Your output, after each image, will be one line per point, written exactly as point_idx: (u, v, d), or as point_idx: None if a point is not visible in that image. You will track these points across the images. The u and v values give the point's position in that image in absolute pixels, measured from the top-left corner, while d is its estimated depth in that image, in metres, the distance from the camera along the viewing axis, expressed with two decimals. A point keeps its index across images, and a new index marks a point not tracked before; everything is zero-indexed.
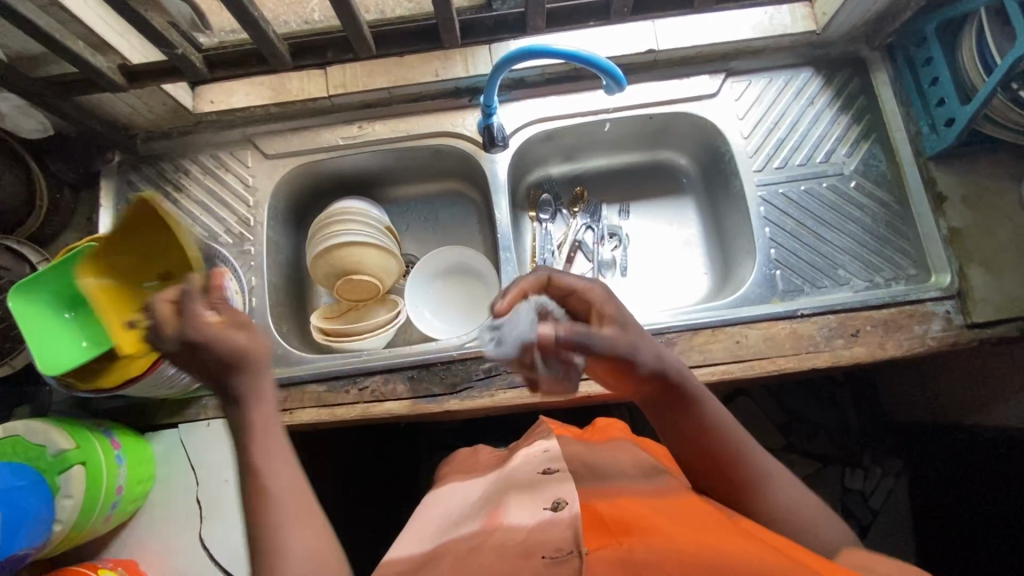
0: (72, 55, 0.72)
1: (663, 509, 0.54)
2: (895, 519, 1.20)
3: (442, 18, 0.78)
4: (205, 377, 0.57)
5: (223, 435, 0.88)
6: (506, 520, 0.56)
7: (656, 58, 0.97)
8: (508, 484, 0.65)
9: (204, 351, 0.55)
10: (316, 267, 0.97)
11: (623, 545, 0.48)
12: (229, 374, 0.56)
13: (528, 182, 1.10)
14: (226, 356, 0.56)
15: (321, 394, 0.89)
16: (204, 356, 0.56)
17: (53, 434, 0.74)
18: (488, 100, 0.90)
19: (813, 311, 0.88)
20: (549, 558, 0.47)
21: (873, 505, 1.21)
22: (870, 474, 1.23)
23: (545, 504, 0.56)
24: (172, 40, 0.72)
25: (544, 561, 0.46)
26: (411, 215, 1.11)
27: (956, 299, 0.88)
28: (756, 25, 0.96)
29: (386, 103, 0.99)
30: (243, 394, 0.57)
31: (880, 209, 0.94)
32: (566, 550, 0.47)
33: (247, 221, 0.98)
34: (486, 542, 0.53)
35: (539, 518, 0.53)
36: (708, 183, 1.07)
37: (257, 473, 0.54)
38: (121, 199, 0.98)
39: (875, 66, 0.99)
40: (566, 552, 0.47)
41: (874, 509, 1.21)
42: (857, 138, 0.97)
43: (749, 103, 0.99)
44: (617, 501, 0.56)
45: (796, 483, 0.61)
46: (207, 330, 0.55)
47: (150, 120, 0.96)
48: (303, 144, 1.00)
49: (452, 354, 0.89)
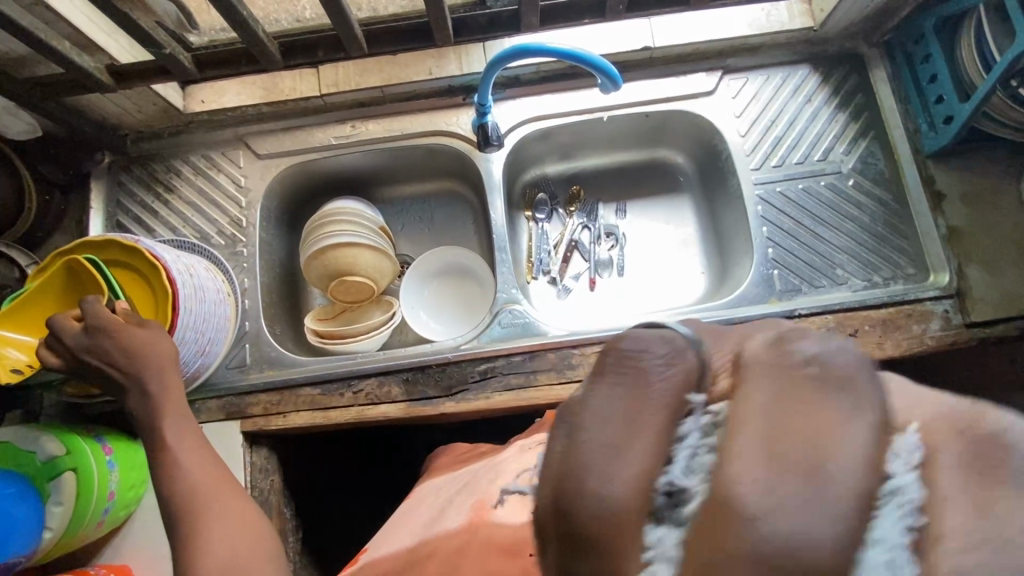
0: (58, 56, 0.71)
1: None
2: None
3: (434, 16, 0.77)
4: (114, 365, 0.71)
5: (216, 439, 0.87)
6: (491, 518, 0.68)
7: (653, 55, 0.96)
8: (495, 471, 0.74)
9: (110, 338, 0.70)
10: (310, 269, 0.96)
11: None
12: (133, 368, 0.70)
13: (524, 182, 1.09)
14: (127, 346, 0.70)
15: (316, 396, 0.88)
16: (113, 346, 0.70)
17: (45, 439, 0.74)
18: (482, 100, 0.89)
19: (810, 311, 0.88)
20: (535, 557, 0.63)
21: None
22: None
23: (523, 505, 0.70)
24: (160, 39, 0.70)
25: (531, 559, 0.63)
26: (406, 215, 1.10)
27: (955, 298, 0.87)
28: (753, 22, 0.95)
29: (379, 102, 0.98)
30: (146, 384, 0.71)
31: (878, 207, 0.93)
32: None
33: (240, 223, 0.97)
34: (474, 540, 0.66)
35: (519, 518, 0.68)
36: (705, 181, 1.06)
37: (183, 478, 0.69)
38: (112, 200, 0.97)
39: (874, 62, 0.97)
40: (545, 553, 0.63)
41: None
42: (855, 136, 0.96)
43: (746, 101, 0.98)
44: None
45: None
46: (110, 322, 0.70)
47: (140, 120, 0.95)
48: (296, 144, 0.99)
49: (448, 357, 0.88)
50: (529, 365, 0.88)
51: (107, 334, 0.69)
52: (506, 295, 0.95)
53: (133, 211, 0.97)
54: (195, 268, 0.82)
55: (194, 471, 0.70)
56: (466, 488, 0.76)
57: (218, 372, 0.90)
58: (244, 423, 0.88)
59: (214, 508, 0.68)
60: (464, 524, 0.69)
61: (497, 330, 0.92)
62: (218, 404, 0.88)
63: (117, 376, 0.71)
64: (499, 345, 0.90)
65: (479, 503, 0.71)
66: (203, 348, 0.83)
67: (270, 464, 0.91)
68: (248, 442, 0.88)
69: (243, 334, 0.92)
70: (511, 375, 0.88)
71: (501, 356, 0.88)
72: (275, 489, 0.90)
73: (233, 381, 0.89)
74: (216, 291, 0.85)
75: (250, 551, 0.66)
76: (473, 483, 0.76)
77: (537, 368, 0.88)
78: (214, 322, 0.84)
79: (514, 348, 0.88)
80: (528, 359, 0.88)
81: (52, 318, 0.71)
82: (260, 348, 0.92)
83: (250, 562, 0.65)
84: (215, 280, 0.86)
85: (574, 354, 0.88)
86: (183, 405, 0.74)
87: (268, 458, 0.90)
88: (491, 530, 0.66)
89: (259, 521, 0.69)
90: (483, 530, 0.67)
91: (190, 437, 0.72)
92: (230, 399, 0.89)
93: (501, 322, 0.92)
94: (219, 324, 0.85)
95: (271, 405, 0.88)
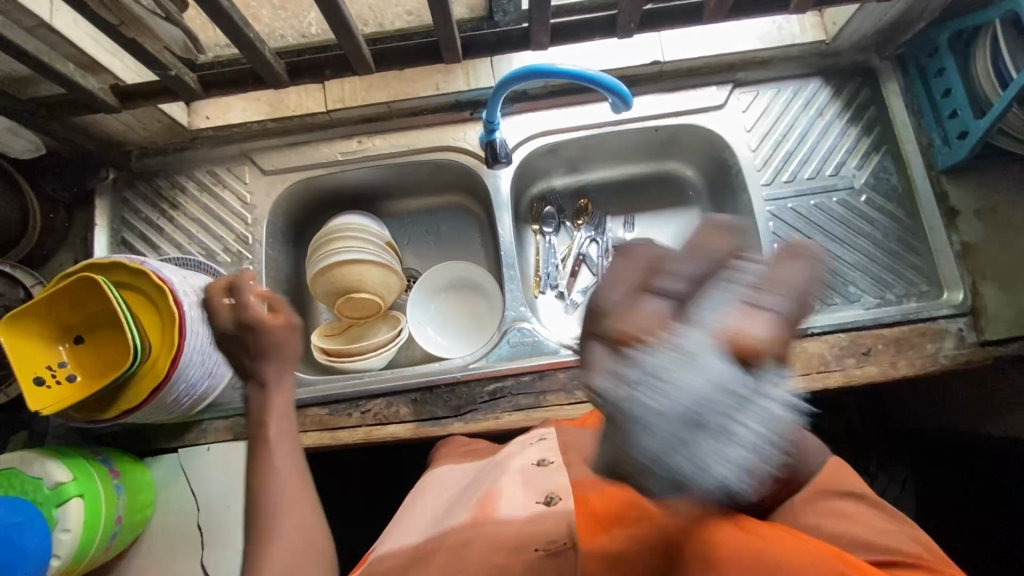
0: (62, 78, 0.70)
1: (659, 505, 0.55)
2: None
3: (443, 35, 0.76)
4: (245, 357, 0.68)
5: (223, 460, 0.86)
6: (496, 514, 0.63)
7: (662, 69, 0.95)
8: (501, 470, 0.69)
9: (253, 334, 0.67)
10: (317, 286, 0.95)
11: (604, 535, 0.57)
12: (260, 363, 0.68)
13: (531, 195, 1.08)
14: (272, 343, 0.68)
15: (323, 417, 0.88)
16: (251, 341, 0.68)
17: (52, 466, 0.73)
18: (491, 117, 0.88)
19: (824, 330, 0.87)
20: (541, 551, 0.59)
21: None
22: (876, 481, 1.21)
23: (534, 499, 0.64)
24: (165, 61, 0.68)
25: (538, 553, 0.59)
26: (412, 228, 1.09)
27: (969, 316, 0.86)
28: (763, 35, 0.94)
29: (387, 118, 0.97)
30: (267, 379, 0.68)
31: (891, 224, 0.92)
32: (558, 544, 0.59)
33: (246, 240, 0.96)
34: (478, 538, 0.61)
35: (529, 514, 0.63)
36: (715, 194, 1.05)
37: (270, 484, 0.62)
38: (117, 217, 0.96)
39: (887, 75, 0.96)
40: (557, 546, 0.59)
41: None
42: (867, 150, 0.95)
43: (757, 115, 0.97)
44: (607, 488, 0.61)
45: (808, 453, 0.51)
46: (260, 320, 0.68)
47: (145, 136, 0.94)
48: (302, 159, 0.98)
49: (456, 376, 0.88)
50: (538, 385, 0.87)
51: (252, 331, 0.68)
52: (514, 313, 0.94)
53: (138, 228, 0.96)
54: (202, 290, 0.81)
55: (287, 474, 0.64)
56: (468, 489, 0.71)
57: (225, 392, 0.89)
58: None
59: (287, 519, 0.60)
60: (468, 520, 0.64)
61: (505, 348, 0.91)
62: (226, 424, 0.88)
63: (246, 368, 0.68)
64: (507, 363, 0.89)
65: (484, 497, 0.66)
66: (210, 370, 0.82)
67: None
68: None
69: None
70: (521, 395, 0.87)
71: (509, 376, 0.87)
72: None
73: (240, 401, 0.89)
74: None
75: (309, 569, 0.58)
76: (478, 481, 0.71)
77: (546, 388, 0.87)
78: None
79: (523, 368, 0.87)
80: (536, 380, 0.87)
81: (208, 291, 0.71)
82: None
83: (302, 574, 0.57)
84: None
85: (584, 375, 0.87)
86: (290, 413, 0.69)
87: None
88: (496, 528, 0.62)
89: (321, 541, 0.61)
90: (487, 527, 0.62)
91: (283, 434, 0.66)
92: (238, 419, 0.88)
93: (510, 340, 0.91)
94: None
95: None
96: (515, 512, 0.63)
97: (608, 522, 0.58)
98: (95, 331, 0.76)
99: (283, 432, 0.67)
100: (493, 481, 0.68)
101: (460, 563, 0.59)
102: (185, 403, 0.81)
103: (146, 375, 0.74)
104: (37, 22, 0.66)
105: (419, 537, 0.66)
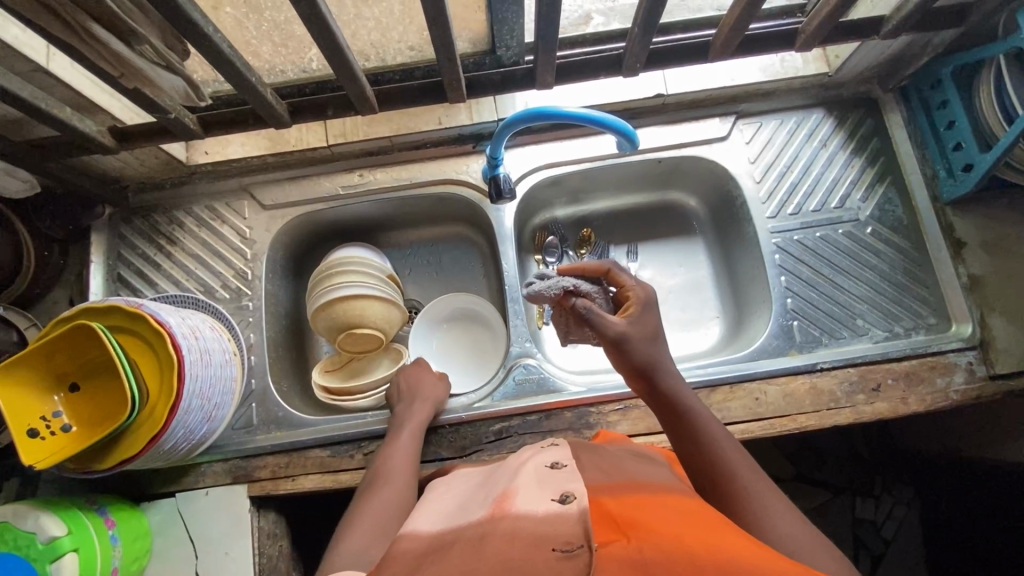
0: (58, 122, 0.68)
1: (684, 516, 0.48)
2: (908, 549, 1.16)
3: (448, 76, 0.75)
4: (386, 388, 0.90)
5: (221, 504, 0.84)
6: (515, 508, 0.49)
7: (665, 102, 0.95)
8: (514, 473, 0.60)
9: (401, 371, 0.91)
10: (317, 321, 0.91)
11: (632, 543, 0.43)
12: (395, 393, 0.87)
13: (533, 225, 1.07)
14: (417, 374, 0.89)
15: (325, 459, 0.86)
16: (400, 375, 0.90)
17: (45, 519, 0.71)
18: (494, 152, 0.87)
19: (832, 365, 0.86)
20: (560, 552, 0.41)
21: (886, 535, 1.16)
22: (881, 502, 1.19)
23: (551, 495, 0.51)
24: (165, 104, 0.66)
25: (555, 554, 0.41)
26: (414, 259, 1.07)
27: (978, 349, 0.86)
28: (767, 67, 0.94)
29: (388, 151, 0.96)
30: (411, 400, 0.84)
31: (897, 256, 0.92)
32: (577, 545, 0.42)
33: (245, 275, 0.94)
34: (495, 531, 0.47)
35: (547, 509, 0.48)
36: (719, 225, 1.04)
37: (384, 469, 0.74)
38: (113, 253, 0.95)
39: (889, 107, 0.96)
40: (577, 546, 0.42)
41: (886, 539, 1.16)
42: (872, 181, 0.95)
43: (760, 146, 0.96)
44: (626, 498, 0.51)
45: (802, 522, 0.55)
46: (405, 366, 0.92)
47: (142, 172, 0.93)
48: (303, 194, 0.96)
49: (461, 416, 0.86)
50: (545, 424, 0.86)
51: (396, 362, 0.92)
52: (520, 348, 0.92)
53: (134, 264, 0.94)
54: (200, 330, 0.78)
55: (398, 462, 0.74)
56: (474, 494, 0.61)
57: (224, 434, 0.87)
58: (252, 487, 0.85)
59: (380, 502, 0.66)
60: (482, 518, 0.50)
61: (509, 387, 0.89)
62: (225, 467, 0.86)
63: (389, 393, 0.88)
64: (512, 403, 0.87)
65: (501, 496, 0.53)
66: (209, 413, 0.80)
67: (277, 529, 0.89)
68: (256, 507, 0.85)
69: (249, 393, 0.90)
70: (527, 434, 0.85)
71: (515, 415, 0.86)
72: (283, 555, 0.89)
73: (239, 443, 0.87)
74: (221, 352, 0.82)
75: (378, 536, 0.60)
76: (487, 488, 0.60)
77: (552, 427, 0.85)
78: (220, 386, 0.81)
79: (529, 407, 0.86)
80: (543, 419, 0.86)
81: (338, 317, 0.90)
82: (266, 407, 0.89)
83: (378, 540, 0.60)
84: (220, 339, 0.82)
85: (591, 413, 0.85)
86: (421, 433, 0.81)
87: (275, 523, 0.88)
88: (514, 521, 0.47)
89: (396, 525, 0.64)
90: (506, 521, 0.47)
91: (413, 444, 0.78)
92: (237, 461, 0.86)
93: (514, 378, 0.90)
94: (225, 387, 0.82)
95: (280, 469, 0.86)
96: (534, 507, 0.49)
97: (638, 529, 0.45)
98: (88, 378, 0.73)
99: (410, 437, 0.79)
100: (506, 482, 0.58)
101: (471, 560, 0.43)
102: (183, 448, 0.79)
103: (141, 424, 0.72)
104: (34, 67, 0.65)
105: (424, 531, 0.52)
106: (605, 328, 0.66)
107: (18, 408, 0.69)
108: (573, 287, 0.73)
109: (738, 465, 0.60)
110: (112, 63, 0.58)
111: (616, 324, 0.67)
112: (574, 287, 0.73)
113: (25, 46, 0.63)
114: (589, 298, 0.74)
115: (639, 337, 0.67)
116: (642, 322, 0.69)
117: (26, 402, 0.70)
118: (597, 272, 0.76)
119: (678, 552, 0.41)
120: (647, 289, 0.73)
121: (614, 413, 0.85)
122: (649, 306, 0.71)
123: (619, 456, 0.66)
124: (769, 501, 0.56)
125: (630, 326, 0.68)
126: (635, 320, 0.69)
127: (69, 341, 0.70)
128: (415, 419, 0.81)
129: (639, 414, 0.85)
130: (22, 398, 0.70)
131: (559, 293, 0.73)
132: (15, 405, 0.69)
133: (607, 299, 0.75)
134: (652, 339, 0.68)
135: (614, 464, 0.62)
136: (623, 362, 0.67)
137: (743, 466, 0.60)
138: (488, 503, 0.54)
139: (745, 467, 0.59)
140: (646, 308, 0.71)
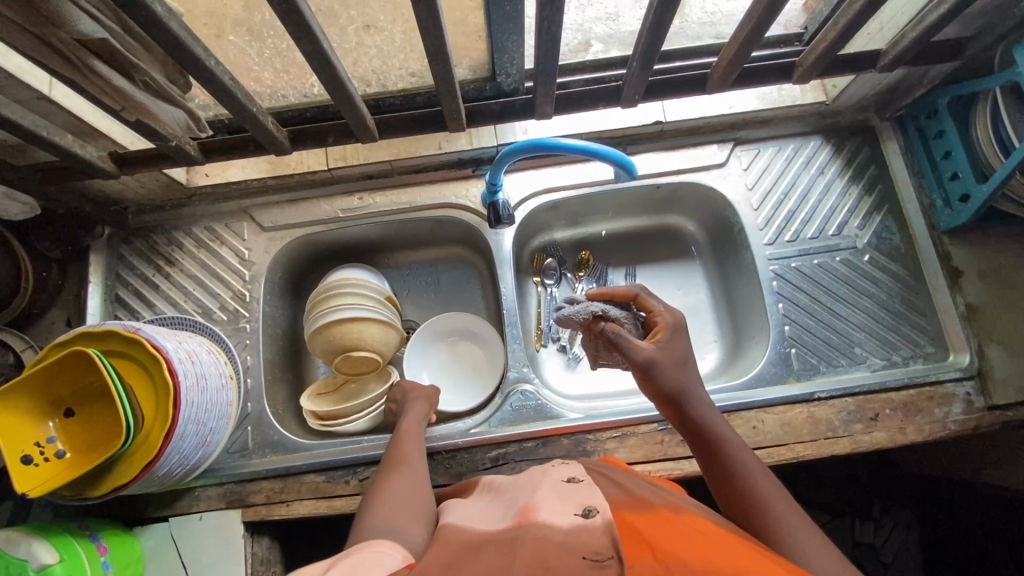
0: (60, 150, 0.68)
1: (705, 532, 0.47)
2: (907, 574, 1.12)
3: (448, 107, 0.76)
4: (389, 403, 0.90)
5: (215, 529, 0.84)
6: (539, 517, 0.49)
7: (664, 128, 0.95)
8: (521, 491, 0.60)
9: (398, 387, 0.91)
10: (315, 343, 0.91)
11: (659, 556, 0.42)
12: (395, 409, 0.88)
13: (532, 247, 1.07)
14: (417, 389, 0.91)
15: (319, 484, 0.85)
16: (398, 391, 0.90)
17: (37, 546, 0.70)
18: (494, 178, 0.87)
19: (830, 394, 0.86)
20: (591, 560, 0.42)
21: (884, 558, 1.13)
22: (880, 526, 1.15)
23: (574, 509, 0.50)
24: (167, 133, 0.67)
25: (586, 563, 0.41)
26: (413, 280, 1.07)
27: (976, 379, 0.86)
28: (764, 96, 0.95)
29: (389, 175, 0.97)
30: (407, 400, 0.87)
31: (895, 283, 0.92)
32: (606, 556, 0.42)
33: (243, 297, 0.94)
34: (518, 540, 0.46)
35: (571, 522, 0.48)
36: (718, 250, 1.04)
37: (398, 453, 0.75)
38: (111, 273, 0.95)
39: (886, 135, 0.97)
40: (607, 557, 0.42)
41: (886, 563, 1.13)
42: (870, 209, 0.95)
43: (758, 173, 0.97)
44: (649, 515, 0.50)
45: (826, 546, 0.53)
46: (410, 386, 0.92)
47: (142, 194, 0.93)
48: (303, 216, 0.97)
49: (457, 442, 0.86)
50: (542, 451, 0.85)
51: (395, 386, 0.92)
52: (517, 373, 0.92)
53: (133, 284, 0.94)
54: (197, 354, 0.78)
55: (405, 445, 0.77)
56: (494, 506, 0.59)
57: (219, 458, 0.87)
58: (245, 512, 0.84)
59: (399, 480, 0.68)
60: (507, 527, 0.49)
61: (506, 412, 0.89)
62: (219, 491, 0.85)
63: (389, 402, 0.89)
64: (509, 429, 0.87)
65: (521, 510, 0.53)
66: (205, 438, 0.79)
67: (271, 555, 0.88)
68: (249, 532, 0.85)
69: (245, 416, 0.89)
70: (524, 462, 0.85)
71: (512, 442, 0.86)
72: None
73: (235, 467, 0.86)
74: (219, 375, 0.81)
75: (409, 513, 0.61)
76: (504, 502, 0.59)
77: (550, 454, 0.85)
78: (215, 410, 0.80)
79: (526, 434, 0.85)
80: (540, 446, 0.85)
81: (339, 342, 0.89)
82: (263, 431, 0.89)
83: (407, 514, 0.61)
84: (217, 362, 0.82)
85: (589, 441, 0.85)
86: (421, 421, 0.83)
87: (269, 549, 0.87)
88: (542, 530, 0.46)
89: (419, 498, 0.65)
90: (533, 529, 0.47)
91: (415, 424, 0.81)
92: (232, 486, 0.86)
93: (511, 404, 0.89)
94: (221, 411, 0.81)
95: (274, 494, 0.85)
96: (558, 518, 0.48)
97: (663, 543, 0.44)
98: (86, 404, 0.73)
99: (414, 427, 0.81)
100: (518, 501, 0.57)
101: (504, 562, 0.43)
102: (177, 473, 0.78)
103: (140, 448, 0.72)
104: (36, 95, 0.65)
105: (459, 526, 0.53)
106: (634, 351, 0.67)
107: (10, 439, 0.69)
108: (603, 311, 0.74)
109: (769, 493, 0.59)
110: (114, 97, 0.58)
111: (645, 349, 0.68)
112: (603, 312, 0.74)
113: (28, 76, 0.63)
114: (618, 322, 0.74)
115: (667, 363, 0.68)
116: (669, 348, 0.69)
117: (16, 433, 0.69)
118: (626, 297, 0.76)
119: (705, 567, 0.41)
120: (676, 315, 0.73)
121: (610, 441, 0.85)
122: (678, 332, 0.72)
123: (637, 478, 0.64)
124: (804, 534, 0.55)
125: (659, 351, 0.69)
126: (665, 345, 0.69)
127: (65, 369, 0.70)
128: (415, 411, 0.84)
129: (636, 442, 0.85)
130: (14, 424, 0.70)
131: (589, 317, 0.74)
132: (8, 435, 0.69)
133: (637, 323, 0.76)
134: (681, 364, 0.69)
135: (633, 481, 0.61)
136: (651, 386, 0.68)
137: (774, 494, 0.58)
138: (504, 517, 0.53)
139: (779, 501, 0.58)
140: (675, 335, 0.71)
